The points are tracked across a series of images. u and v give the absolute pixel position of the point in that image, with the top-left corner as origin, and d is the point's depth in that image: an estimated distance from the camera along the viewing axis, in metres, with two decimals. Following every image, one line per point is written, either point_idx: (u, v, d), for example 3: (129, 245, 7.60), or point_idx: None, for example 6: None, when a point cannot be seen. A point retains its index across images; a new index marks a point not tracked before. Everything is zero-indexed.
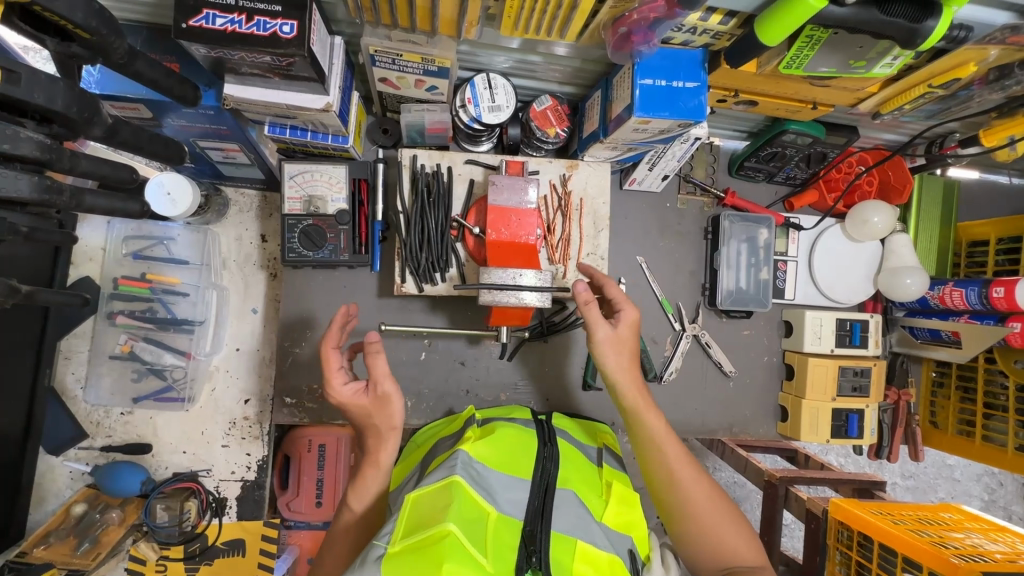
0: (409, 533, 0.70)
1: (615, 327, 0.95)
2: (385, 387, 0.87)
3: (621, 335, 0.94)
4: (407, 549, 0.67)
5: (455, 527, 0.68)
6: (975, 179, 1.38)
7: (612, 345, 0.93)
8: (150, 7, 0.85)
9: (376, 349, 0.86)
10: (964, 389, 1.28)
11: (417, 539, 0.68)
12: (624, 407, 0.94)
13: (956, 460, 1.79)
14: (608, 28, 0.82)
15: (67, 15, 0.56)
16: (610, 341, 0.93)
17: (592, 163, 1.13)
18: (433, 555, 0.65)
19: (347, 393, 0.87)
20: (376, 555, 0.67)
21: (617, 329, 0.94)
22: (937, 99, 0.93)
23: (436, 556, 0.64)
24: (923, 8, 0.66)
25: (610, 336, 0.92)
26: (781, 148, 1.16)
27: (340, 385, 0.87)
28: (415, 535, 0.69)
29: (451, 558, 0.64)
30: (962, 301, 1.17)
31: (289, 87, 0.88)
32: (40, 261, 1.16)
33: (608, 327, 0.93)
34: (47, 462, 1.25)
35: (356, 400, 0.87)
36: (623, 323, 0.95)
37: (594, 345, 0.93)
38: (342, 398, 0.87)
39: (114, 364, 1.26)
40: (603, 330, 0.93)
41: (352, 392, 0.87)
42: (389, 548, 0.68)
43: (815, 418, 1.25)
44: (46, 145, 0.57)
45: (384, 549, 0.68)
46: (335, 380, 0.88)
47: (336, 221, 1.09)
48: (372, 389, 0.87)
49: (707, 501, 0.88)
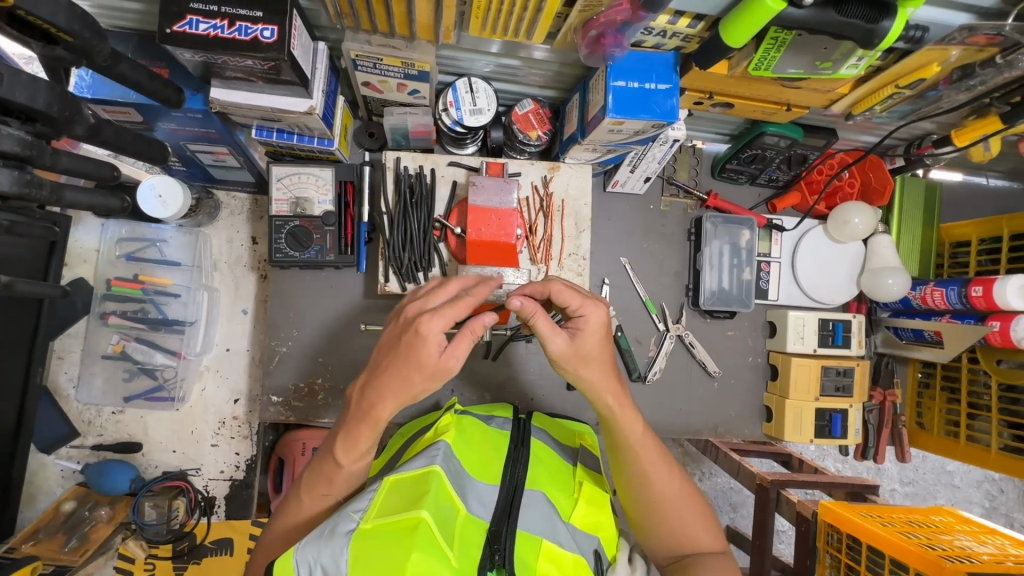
0: (382, 514, 0.71)
1: (574, 338, 0.79)
2: (453, 361, 0.74)
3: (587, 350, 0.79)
4: (379, 530, 0.68)
5: (428, 514, 0.69)
6: (959, 181, 1.39)
7: (572, 360, 0.79)
8: (139, 14, 0.88)
9: (474, 333, 0.76)
10: (949, 390, 1.28)
11: (388, 522, 0.69)
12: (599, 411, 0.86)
13: (955, 466, 1.78)
14: (579, 31, 0.84)
15: (49, 19, 0.58)
16: (571, 356, 0.79)
17: (574, 166, 1.15)
18: (402, 542, 0.66)
19: (421, 331, 0.71)
20: (347, 528, 0.69)
21: (579, 342, 0.79)
22: (907, 100, 0.94)
23: (405, 542, 0.66)
24: (879, 8, 0.68)
25: (570, 350, 0.79)
26: (761, 150, 1.18)
27: (428, 329, 0.71)
28: (387, 516, 0.70)
29: (419, 545, 0.65)
30: (943, 300, 1.17)
31: (272, 91, 0.90)
32: (36, 261, 1.18)
33: (566, 340, 0.78)
34: (39, 460, 1.27)
35: (425, 351, 0.72)
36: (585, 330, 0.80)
37: (555, 362, 0.80)
38: (414, 339, 0.72)
39: (106, 364, 1.28)
40: (559, 344, 0.78)
41: (433, 341, 0.72)
42: (361, 525, 0.69)
43: (799, 417, 1.26)
44: (28, 141, 0.60)
45: (356, 524, 0.70)
46: (425, 325, 0.71)
47: (323, 222, 1.12)
48: (448, 358, 0.73)
49: (677, 506, 0.88)
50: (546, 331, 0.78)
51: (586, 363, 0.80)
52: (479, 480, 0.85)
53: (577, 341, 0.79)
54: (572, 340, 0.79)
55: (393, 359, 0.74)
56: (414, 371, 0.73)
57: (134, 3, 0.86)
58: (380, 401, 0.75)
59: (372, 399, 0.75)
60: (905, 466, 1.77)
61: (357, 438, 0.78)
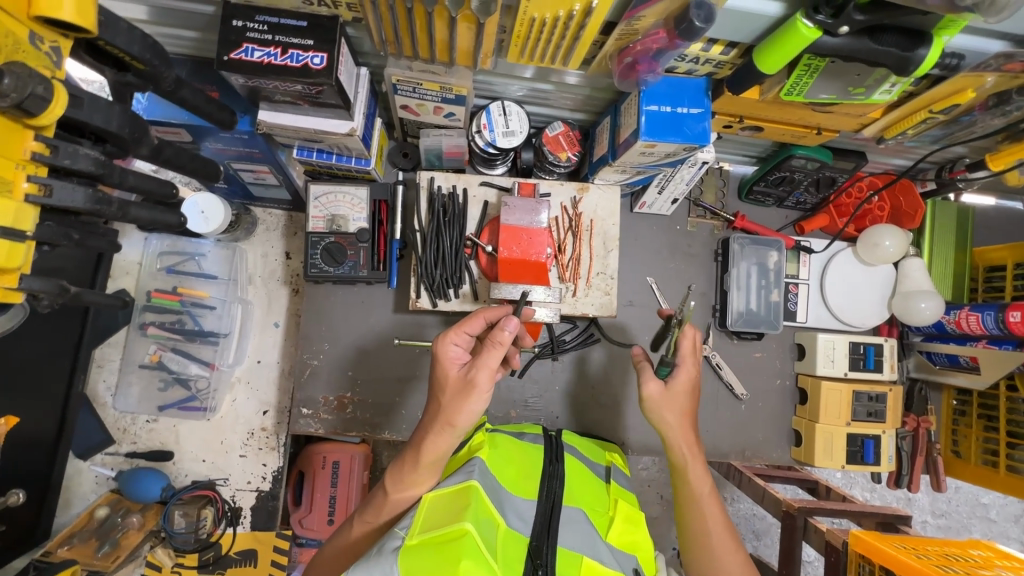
0: (426, 529, 0.72)
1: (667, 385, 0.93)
2: (472, 372, 0.77)
3: (676, 391, 0.92)
4: (425, 546, 0.69)
5: (472, 527, 0.70)
6: (991, 206, 1.37)
7: (660, 404, 0.92)
8: (196, 41, 0.94)
9: (498, 343, 0.76)
10: (986, 418, 1.24)
11: (433, 535, 0.70)
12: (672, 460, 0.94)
13: (991, 499, 1.72)
14: (614, 58, 0.86)
15: (125, 48, 0.63)
16: (661, 400, 0.92)
17: (602, 187, 1.17)
18: (449, 555, 0.66)
19: (441, 352, 0.83)
20: (393, 545, 0.69)
21: (671, 384, 0.92)
22: (939, 125, 0.95)
23: (453, 557, 0.66)
24: (914, 38, 0.70)
25: (663, 395, 0.92)
26: (790, 173, 1.19)
27: (448, 349, 0.83)
28: (431, 531, 0.71)
29: (468, 559, 0.66)
30: (979, 326, 1.15)
31: (316, 113, 0.94)
32: (83, 270, 1.23)
33: (661, 384, 0.92)
34: (75, 466, 1.30)
35: (448, 369, 0.82)
36: (680, 375, 0.93)
37: (646, 404, 0.93)
38: (438, 362, 0.82)
39: (144, 373, 1.32)
40: (654, 388, 0.92)
41: (451, 358, 0.82)
42: (407, 541, 0.70)
43: (830, 443, 1.23)
44: (100, 161, 0.64)
45: (402, 541, 0.70)
46: (442, 341, 0.83)
47: (356, 239, 1.15)
48: (466, 369, 0.79)
49: (728, 549, 0.89)
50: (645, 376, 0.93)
51: (672, 407, 0.92)
52: (516, 496, 0.86)
53: (672, 382, 0.92)
54: (666, 384, 0.93)
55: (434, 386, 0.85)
56: (443, 390, 0.80)
57: (191, 31, 0.91)
58: (423, 426, 0.83)
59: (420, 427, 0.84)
60: (937, 497, 1.71)
61: (404, 472, 0.83)
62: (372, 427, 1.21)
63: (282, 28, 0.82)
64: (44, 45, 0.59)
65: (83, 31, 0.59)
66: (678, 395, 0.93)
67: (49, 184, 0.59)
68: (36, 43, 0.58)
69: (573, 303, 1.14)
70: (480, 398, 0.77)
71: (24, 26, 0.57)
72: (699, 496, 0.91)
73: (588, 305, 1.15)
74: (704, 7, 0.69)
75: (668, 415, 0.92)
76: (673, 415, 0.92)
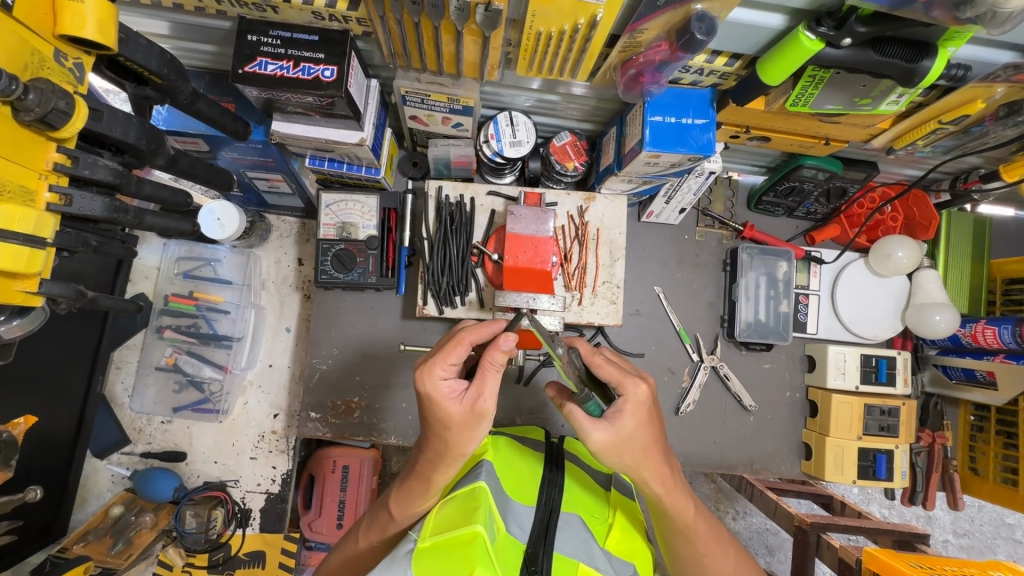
0: (437, 531, 0.72)
1: (614, 420, 0.74)
2: (479, 401, 0.73)
3: (627, 435, 0.74)
4: (438, 546, 0.69)
5: (483, 528, 0.69)
6: (1011, 217, 1.34)
7: (614, 452, 0.75)
8: (214, 55, 0.97)
9: (498, 365, 0.73)
10: (1005, 435, 1.20)
11: (445, 537, 0.70)
12: (648, 495, 0.82)
13: (1016, 519, 1.66)
14: (618, 69, 0.87)
15: (143, 64, 0.66)
16: (613, 446, 0.75)
17: (609, 197, 1.17)
18: (461, 557, 0.66)
19: (433, 392, 0.73)
20: (406, 550, 0.71)
21: (618, 427, 0.74)
22: (950, 135, 0.94)
23: (467, 560, 0.66)
24: (918, 49, 0.70)
25: (612, 440, 0.74)
26: (799, 183, 1.18)
27: (442, 388, 0.73)
28: (443, 532, 0.71)
29: (479, 560, 0.65)
30: (996, 339, 1.12)
31: (328, 124, 0.97)
32: (104, 275, 1.28)
33: (608, 429, 0.74)
34: (92, 465, 1.34)
35: (446, 405, 0.73)
36: (625, 412, 0.74)
37: (602, 454, 0.76)
38: (433, 403, 0.74)
39: (159, 375, 1.36)
40: (604, 437, 0.74)
41: (448, 394, 0.74)
42: (419, 544, 0.71)
43: (840, 458, 1.21)
44: (118, 171, 0.66)
45: (414, 544, 0.72)
46: (432, 381, 0.73)
47: (366, 246, 1.17)
48: (469, 401, 0.73)
49: (719, 562, 0.86)
50: (582, 428, 0.74)
51: (629, 450, 0.75)
52: (516, 501, 0.86)
53: (617, 425, 0.74)
54: (613, 427, 0.74)
55: (426, 419, 0.77)
56: (445, 425, 0.74)
57: (209, 46, 0.94)
58: (425, 457, 0.79)
59: (421, 455, 0.80)
60: (958, 515, 1.66)
61: (410, 492, 0.82)
62: (378, 432, 1.22)
63: (295, 42, 0.85)
64: (68, 62, 0.63)
65: (104, 48, 0.63)
66: (632, 436, 0.75)
67: (68, 194, 0.62)
68: (61, 61, 0.62)
69: (578, 312, 1.15)
70: (489, 422, 0.75)
71: (50, 44, 0.61)
72: (688, 519, 0.83)
73: (594, 314, 1.15)
74: (706, 19, 0.70)
75: (628, 457, 0.76)
76: (634, 458, 0.76)
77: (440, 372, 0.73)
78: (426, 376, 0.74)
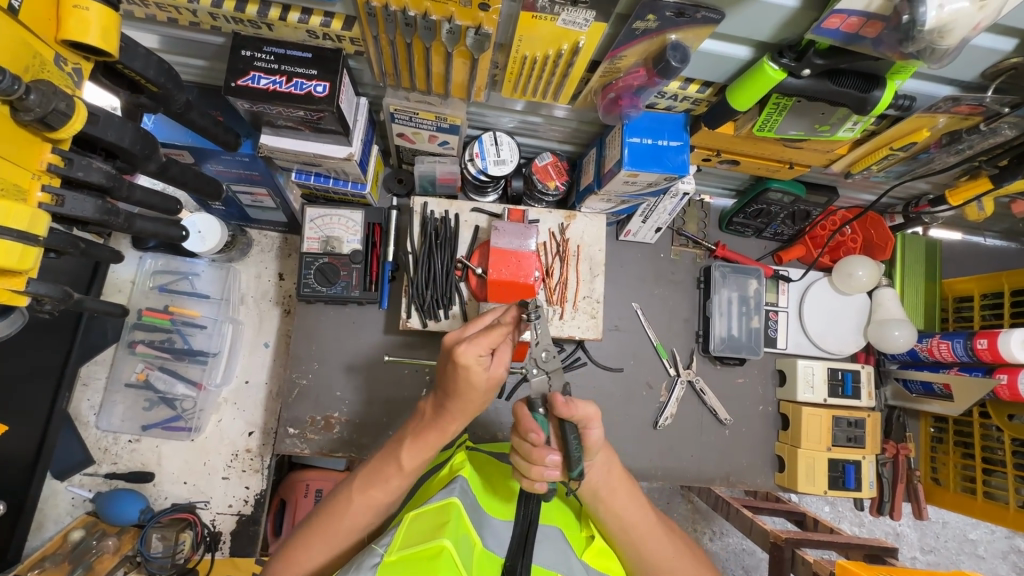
0: (406, 544, 0.70)
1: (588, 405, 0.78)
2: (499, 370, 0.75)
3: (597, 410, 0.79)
4: (406, 560, 0.67)
5: (451, 542, 0.68)
6: (958, 240, 1.45)
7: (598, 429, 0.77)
8: (204, 69, 0.99)
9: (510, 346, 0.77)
10: (963, 446, 1.27)
11: (413, 551, 0.68)
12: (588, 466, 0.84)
13: (977, 535, 1.72)
14: (599, 93, 0.92)
15: (141, 72, 0.69)
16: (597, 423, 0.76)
17: (589, 215, 1.22)
18: (424, 568, 0.65)
19: (463, 361, 0.72)
20: (371, 562, 0.69)
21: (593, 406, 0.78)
22: (901, 161, 1.03)
23: (428, 569, 0.64)
24: (869, 81, 0.77)
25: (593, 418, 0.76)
26: (767, 205, 1.25)
27: (470, 358, 0.72)
28: (411, 546, 0.69)
29: (443, 570, 0.63)
30: (950, 352, 1.20)
31: (317, 139, 0.99)
32: (80, 273, 1.25)
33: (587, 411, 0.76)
34: (51, 487, 1.27)
35: (473, 376, 0.73)
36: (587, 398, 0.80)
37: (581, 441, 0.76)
38: (457, 369, 0.73)
39: (129, 392, 1.32)
40: (586, 415, 0.75)
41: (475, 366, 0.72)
42: (385, 557, 0.68)
43: (812, 468, 1.25)
44: (111, 174, 0.67)
45: (381, 557, 0.69)
46: (466, 358, 0.71)
47: (350, 261, 1.18)
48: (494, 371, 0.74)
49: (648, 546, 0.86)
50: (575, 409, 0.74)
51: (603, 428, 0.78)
52: (493, 517, 0.85)
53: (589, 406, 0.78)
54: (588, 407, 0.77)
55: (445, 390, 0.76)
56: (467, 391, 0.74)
57: (200, 60, 0.96)
58: (445, 415, 0.79)
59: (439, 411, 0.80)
60: (924, 532, 1.71)
61: (424, 445, 0.81)
62: (358, 448, 1.20)
63: (288, 58, 0.87)
64: (67, 67, 0.64)
65: (104, 54, 0.64)
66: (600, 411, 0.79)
67: (62, 195, 0.63)
68: (60, 65, 0.63)
69: (559, 325, 1.18)
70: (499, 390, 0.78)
71: (52, 48, 0.62)
72: (624, 495, 0.85)
73: (574, 328, 1.18)
74: (680, 49, 0.76)
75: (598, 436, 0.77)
76: (606, 437, 0.77)
77: (475, 346, 0.71)
78: (461, 343, 0.72)
